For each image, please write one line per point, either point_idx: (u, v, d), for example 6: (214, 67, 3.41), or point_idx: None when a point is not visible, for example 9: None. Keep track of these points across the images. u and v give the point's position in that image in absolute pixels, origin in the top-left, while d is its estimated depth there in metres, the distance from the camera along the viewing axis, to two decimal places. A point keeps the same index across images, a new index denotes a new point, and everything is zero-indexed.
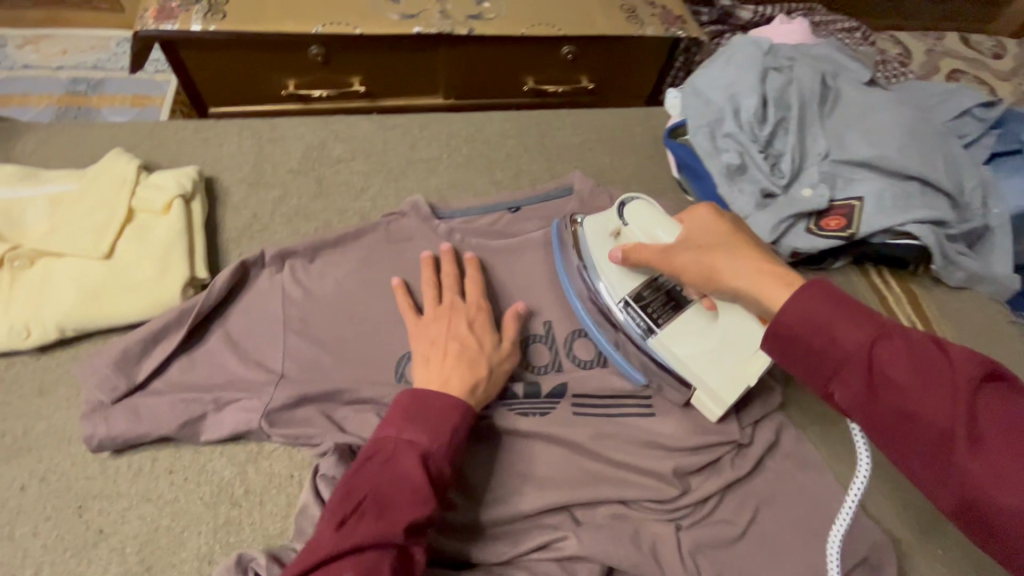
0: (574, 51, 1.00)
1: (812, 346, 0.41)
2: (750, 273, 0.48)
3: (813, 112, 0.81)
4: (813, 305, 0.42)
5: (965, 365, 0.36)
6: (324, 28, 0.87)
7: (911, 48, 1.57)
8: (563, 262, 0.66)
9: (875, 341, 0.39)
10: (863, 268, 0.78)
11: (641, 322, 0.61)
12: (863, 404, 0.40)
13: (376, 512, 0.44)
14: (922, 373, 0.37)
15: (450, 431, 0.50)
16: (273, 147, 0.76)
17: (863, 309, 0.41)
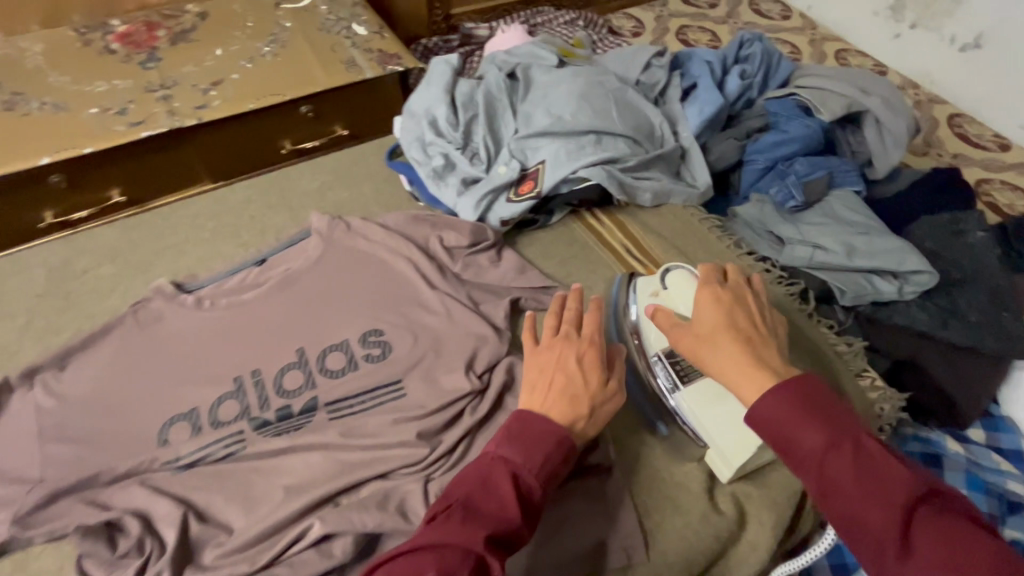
0: (312, 108, 1.11)
1: (780, 441, 0.47)
2: (731, 368, 0.52)
3: (502, 104, 0.96)
4: (784, 406, 0.47)
5: (908, 481, 0.42)
6: (52, 156, 0.94)
7: (643, 18, 1.78)
8: (617, 332, 0.73)
9: (830, 446, 0.45)
10: (579, 214, 0.92)
11: (668, 378, 0.66)
12: (817, 498, 0.45)
13: (465, 515, 0.47)
14: (868, 481, 0.43)
15: (549, 456, 0.52)
16: (14, 279, 0.80)
17: (824, 414, 0.46)
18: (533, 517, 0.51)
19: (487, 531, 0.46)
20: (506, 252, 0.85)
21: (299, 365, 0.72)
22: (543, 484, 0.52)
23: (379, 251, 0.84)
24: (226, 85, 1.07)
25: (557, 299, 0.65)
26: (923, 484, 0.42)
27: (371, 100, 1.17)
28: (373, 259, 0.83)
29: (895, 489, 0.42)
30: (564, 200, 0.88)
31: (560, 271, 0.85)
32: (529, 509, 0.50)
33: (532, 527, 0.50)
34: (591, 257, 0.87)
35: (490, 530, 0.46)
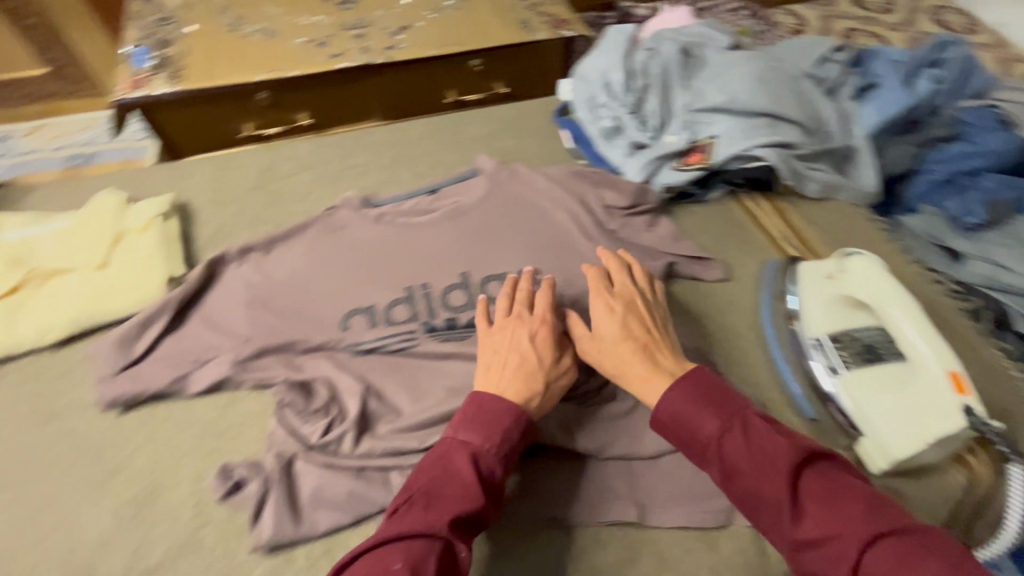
0: (483, 63, 1.17)
1: (685, 434, 0.55)
2: (636, 379, 0.59)
3: (675, 77, 0.96)
4: (684, 401, 0.55)
5: (786, 451, 0.50)
6: (267, 75, 1.06)
7: (807, 16, 1.69)
8: (771, 318, 0.75)
9: (723, 432, 0.53)
10: (738, 196, 0.91)
11: (828, 359, 0.67)
12: (722, 480, 0.52)
13: (425, 503, 0.51)
14: (759, 457, 0.51)
15: (508, 436, 0.56)
16: (232, 174, 0.92)
17: (717, 404, 0.55)
18: (496, 494, 0.54)
19: (449, 516, 0.50)
20: (661, 219, 0.86)
21: (463, 285, 0.77)
22: (503, 461, 0.55)
23: (541, 200, 0.87)
24: (412, 32, 1.15)
25: (508, 282, 0.67)
26: (802, 451, 0.50)
27: (534, 61, 1.21)
28: (534, 205, 0.86)
29: (779, 460, 0.50)
30: (728, 177, 0.88)
31: (714, 246, 0.85)
32: (489, 489, 0.54)
33: (495, 504, 0.54)
34: (745, 238, 0.86)
35: (452, 514, 0.50)
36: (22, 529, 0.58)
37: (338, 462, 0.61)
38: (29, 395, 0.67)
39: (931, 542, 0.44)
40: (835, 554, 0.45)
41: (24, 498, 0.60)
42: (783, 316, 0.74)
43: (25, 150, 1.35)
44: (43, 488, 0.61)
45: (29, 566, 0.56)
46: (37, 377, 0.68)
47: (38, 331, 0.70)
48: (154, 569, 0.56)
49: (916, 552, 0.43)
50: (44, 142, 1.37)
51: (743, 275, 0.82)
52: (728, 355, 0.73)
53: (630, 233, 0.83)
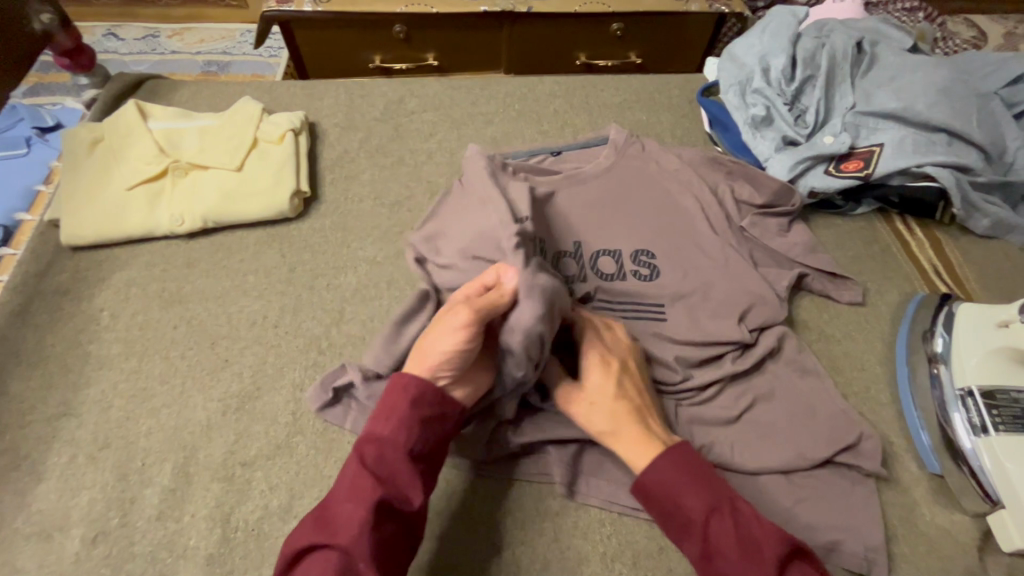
0: (623, 28, 1.10)
1: (668, 506, 0.50)
2: (630, 445, 0.53)
3: (844, 71, 0.86)
4: (668, 471, 0.50)
5: (775, 542, 0.46)
6: (407, 8, 1.04)
7: (987, 29, 1.49)
8: (907, 357, 0.68)
9: (711, 513, 0.48)
10: (888, 216, 0.82)
11: (975, 416, 0.60)
12: (698, 562, 0.48)
13: (325, 506, 0.48)
14: (745, 544, 0.47)
15: (401, 416, 0.50)
16: (361, 101, 0.92)
17: (702, 479, 0.50)
18: (402, 484, 0.48)
19: (338, 518, 0.46)
20: (799, 226, 0.78)
21: (573, 255, 0.73)
22: (398, 442, 0.49)
23: (669, 182, 0.80)
24: None
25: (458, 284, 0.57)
26: (789, 544, 0.47)
27: (677, 34, 1.13)
28: (659, 182, 0.79)
29: (763, 549, 0.46)
30: (886, 193, 0.79)
31: (852, 265, 0.77)
32: (392, 480, 0.48)
33: (397, 492, 0.48)
34: (889, 263, 0.77)
35: (340, 516, 0.46)
36: (139, 399, 0.62)
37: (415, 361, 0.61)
38: (160, 278, 0.71)
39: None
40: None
41: (145, 370, 0.64)
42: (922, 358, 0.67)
43: (169, 49, 1.42)
44: (160, 364, 0.64)
45: (142, 433, 0.60)
46: (168, 262, 0.72)
47: (174, 220, 0.73)
48: (249, 463, 0.58)
49: None
50: (187, 45, 1.43)
51: (880, 304, 0.74)
52: (850, 387, 0.67)
53: (757, 233, 0.76)
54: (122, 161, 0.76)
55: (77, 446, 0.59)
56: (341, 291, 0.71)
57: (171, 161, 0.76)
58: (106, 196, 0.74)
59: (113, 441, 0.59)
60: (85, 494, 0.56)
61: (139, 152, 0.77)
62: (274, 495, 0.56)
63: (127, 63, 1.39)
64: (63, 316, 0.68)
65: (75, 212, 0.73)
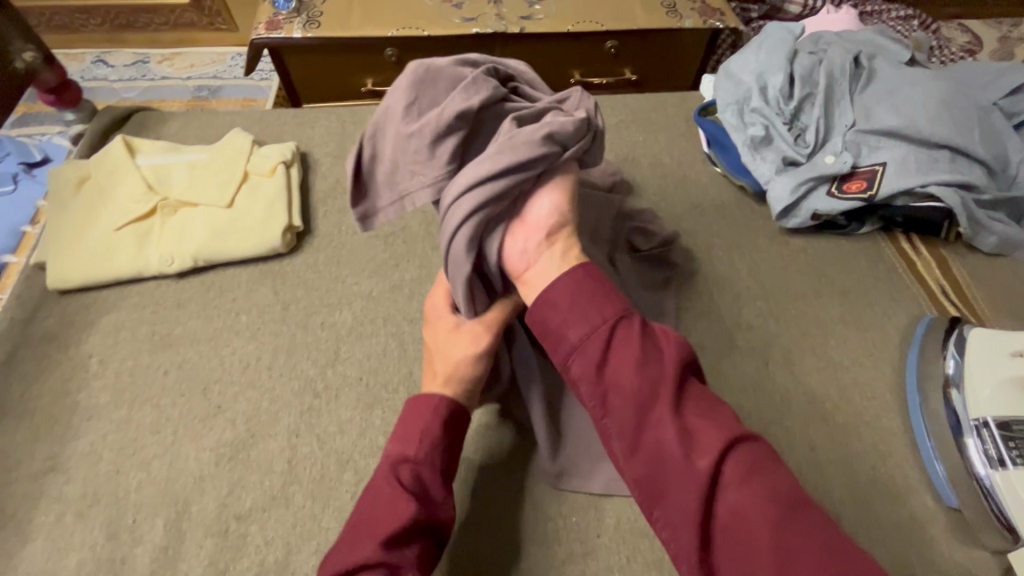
0: (617, 45, 1.09)
1: (574, 315, 0.50)
2: (564, 264, 0.53)
3: (842, 88, 0.84)
4: (579, 284, 0.51)
5: (677, 351, 0.47)
6: (398, 32, 1.03)
7: (983, 35, 1.48)
8: (918, 383, 0.66)
9: (617, 321, 0.49)
10: (892, 235, 0.80)
11: (993, 449, 0.58)
12: (594, 369, 0.47)
13: (356, 532, 0.48)
14: (647, 349, 0.47)
15: (434, 436, 0.52)
16: (354, 128, 0.91)
17: (612, 294, 0.51)
18: (434, 500, 0.50)
19: (379, 539, 0.46)
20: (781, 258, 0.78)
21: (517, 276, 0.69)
22: (431, 462, 0.51)
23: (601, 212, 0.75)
24: (551, 2, 1.08)
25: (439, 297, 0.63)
26: (689, 357, 0.48)
27: (671, 51, 1.12)
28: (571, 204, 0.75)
29: (665, 355, 0.47)
30: (890, 214, 0.77)
31: (857, 288, 0.75)
32: (429, 499, 0.50)
33: (433, 514, 0.50)
34: (895, 285, 0.76)
35: (379, 537, 0.46)
36: (130, 450, 0.60)
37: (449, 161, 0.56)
38: (150, 320, 0.69)
39: (764, 450, 0.43)
40: (689, 454, 0.42)
41: (135, 420, 0.62)
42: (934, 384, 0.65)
43: (159, 75, 1.41)
44: (151, 413, 0.63)
45: (133, 487, 0.58)
46: (158, 303, 0.71)
47: (164, 260, 0.71)
48: (244, 517, 0.56)
49: (766, 454, 0.43)
50: (177, 70, 1.42)
51: (888, 327, 0.72)
52: (860, 416, 0.65)
53: (632, 273, 0.71)
54: (111, 199, 0.75)
55: (65, 503, 0.57)
56: (336, 329, 0.69)
57: (160, 199, 0.75)
58: (93, 236, 0.72)
59: (104, 496, 0.57)
60: (74, 554, 0.54)
61: (127, 190, 0.75)
62: (270, 549, 0.54)
63: (116, 90, 1.38)
64: (50, 364, 0.66)
65: (61, 255, 0.71)
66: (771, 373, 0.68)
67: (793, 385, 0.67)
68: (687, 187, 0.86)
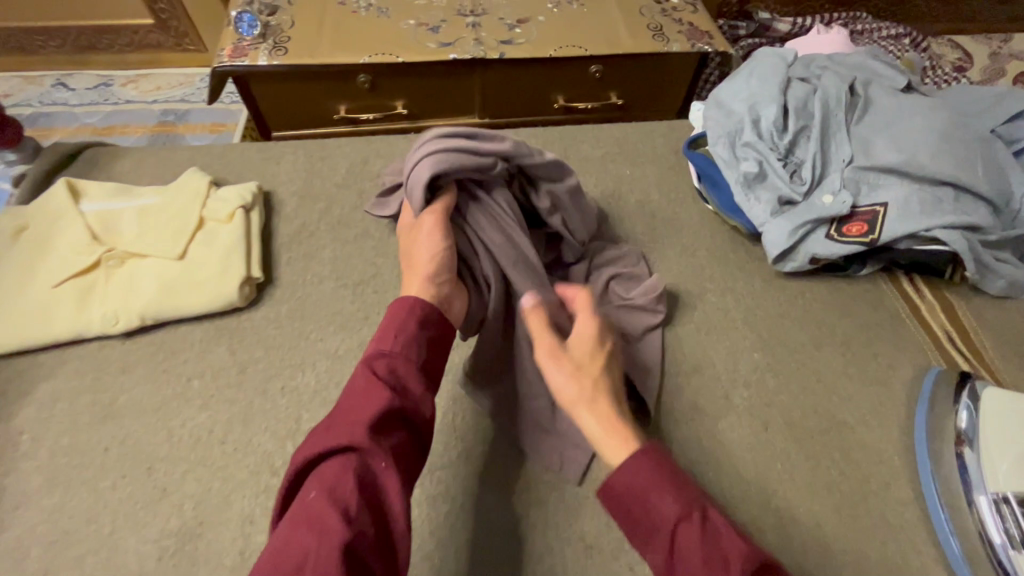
0: (602, 70, 1.04)
1: (634, 509, 0.46)
2: (611, 427, 0.50)
3: (838, 120, 0.80)
4: (638, 472, 0.46)
5: (747, 555, 0.41)
6: (370, 58, 0.97)
7: (973, 51, 1.45)
8: (928, 446, 0.61)
9: (680, 517, 0.44)
10: (894, 276, 0.76)
11: (1012, 526, 0.53)
12: (663, 570, 0.44)
13: (330, 424, 0.47)
14: (711, 552, 0.41)
15: (410, 335, 0.53)
16: (322, 164, 0.85)
17: (678, 482, 0.46)
18: (412, 395, 0.50)
19: (356, 423, 0.46)
20: (776, 306, 0.73)
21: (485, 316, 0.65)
22: (409, 359, 0.52)
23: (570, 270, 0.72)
24: (532, 25, 1.03)
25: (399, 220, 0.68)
26: (763, 561, 0.41)
27: (658, 75, 1.08)
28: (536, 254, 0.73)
29: (732, 560, 0.41)
30: (893, 257, 0.73)
31: (860, 336, 0.71)
32: (405, 392, 0.50)
33: (413, 403, 0.50)
34: (899, 333, 0.71)
35: (358, 422, 0.46)
36: (61, 545, 0.53)
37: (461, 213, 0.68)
38: (91, 389, 0.63)
39: None
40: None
41: (69, 507, 0.55)
42: (946, 446, 0.60)
43: (123, 99, 1.34)
44: (88, 499, 0.56)
45: None
46: (100, 369, 0.64)
47: (107, 319, 0.65)
48: None
49: None
50: (142, 93, 1.36)
51: (893, 381, 0.67)
52: (867, 485, 0.60)
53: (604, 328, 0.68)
54: (50, 252, 0.68)
55: None
56: (298, 394, 0.63)
57: (104, 250, 0.68)
58: (29, 295, 0.66)
59: None
60: None
61: (69, 241, 0.69)
62: None
63: (76, 115, 1.30)
64: None
65: None
66: (771, 436, 0.63)
67: (795, 450, 0.62)
68: (677, 227, 0.81)
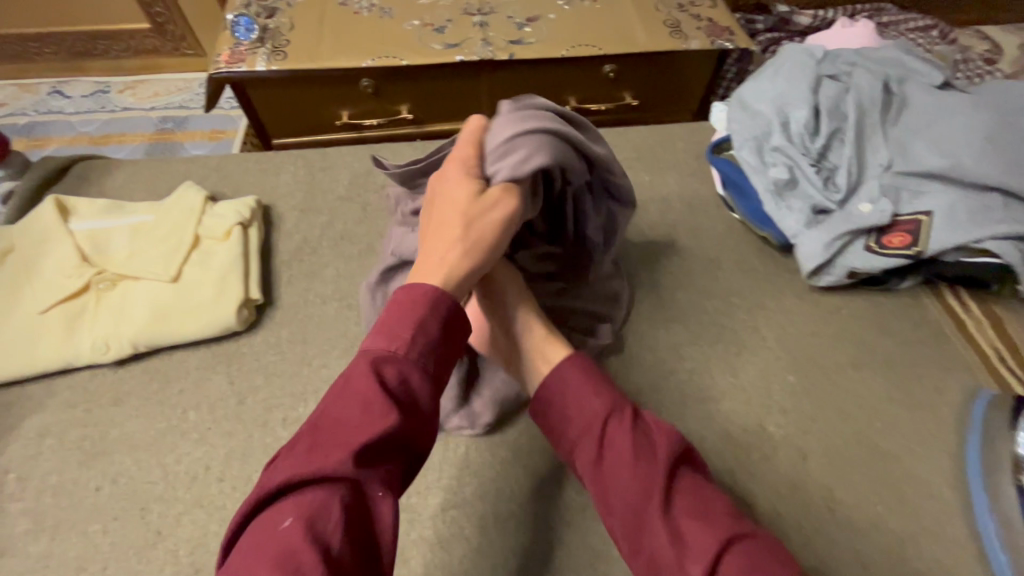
0: (616, 69, 0.99)
1: (567, 409, 0.49)
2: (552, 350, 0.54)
3: (874, 122, 0.75)
4: (571, 378, 0.50)
5: (668, 442, 0.45)
6: (373, 61, 0.92)
7: (1002, 43, 1.38)
8: (985, 478, 0.56)
9: (609, 413, 0.47)
10: (936, 289, 0.71)
11: None
12: (590, 464, 0.46)
13: (319, 439, 0.40)
14: (640, 443, 0.45)
15: (426, 342, 0.45)
16: (324, 175, 0.80)
17: (606, 384, 0.50)
18: (420, 413, 0.43)
19: (352, 449, 0.39)
20: (810, 323, 0.68)
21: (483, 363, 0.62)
22: (420, 370, 0.44)
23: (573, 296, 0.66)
24: (543, 24, 0.98)
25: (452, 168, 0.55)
26: (681, 444, 0.46)
27: (675, 74, 1.02)
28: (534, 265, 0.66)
29: (657, 447, 0.45)
30: (938, 270, 0.67)
31: (903, 355, 0.66)
32: (413, 412, 0.43)
33: (417, 423, 0.43)
34: (945, 352, 0.66)
35: (355, 447, 0.39)
36: None
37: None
38: (81, 423, 0.59)
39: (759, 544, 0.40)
40: (682, 559, 0.40)
41: (55, 554, 0.52)
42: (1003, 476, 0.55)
43: (120, 106, 1.30)
44: (76, 544, 0.52)
45: None
46: (91, 400, 0.61)
47: (97, 347, 0.61)
48: None
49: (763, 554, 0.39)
50: (140, 100, 1.32)
51: (941, 405, 0.62)
52: (918, 521, 0.55)
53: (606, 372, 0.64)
54: (37, 275, 0.65)
55: None
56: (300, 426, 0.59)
57: (94, 273, 0.64)
58: (15, 322, 0.62)
59: None
60: None
61: (57, 262, 0.65)
62: None
63: (73, 123, 1.27)
64: None
65: None
66: (810, 467, 0.58)
67: (837, 483, 0.57)
68: (701, 238, 0.76)
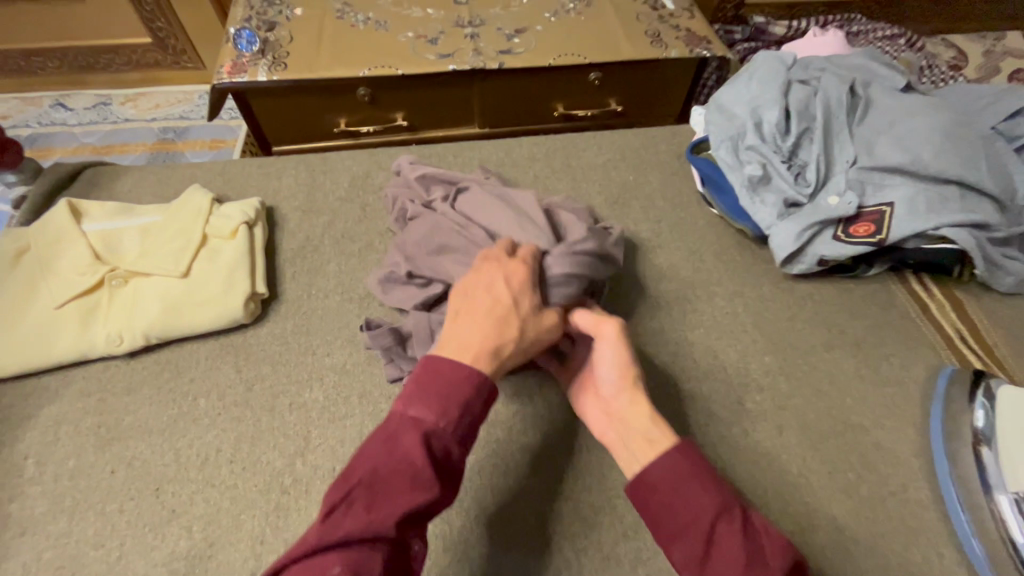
0: (601, 77, 1.05)
1: (670, 501, 0.45)
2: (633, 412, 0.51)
3: (841, 121, 0.80)
4: (677, 465, 0.46)
5: (780, 550, 0.42)
6: (370, 71, 0.97)
7: (966, 50, 1.46)
8: (944, 445, 0.60)
9: (721, 513, 0.43)
10: (902, 276, 0.76)
11: None
12: (694, 564, 0.42)
13: (366, 502, 0.41)
14: (753, 549, 0.41)
15: (469, 415, 0.46)
16: (324, 178, 0.84)
17: (714, 478, 0.45)
18: (456, 478, 0.45)
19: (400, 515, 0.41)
20: (784, 308, 0.73)
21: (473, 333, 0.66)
22: (462, 441, 0.46)
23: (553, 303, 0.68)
24: (531, 35, 1.03)
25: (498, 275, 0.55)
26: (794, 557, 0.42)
27: (657, 81, 1.08)
28: None
29: (771, 558, 0.41)
30: (902, 256, 0.72)
31: (871, 336, 0.70)
32: (450, 481, 0.45)
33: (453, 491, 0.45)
34: (910, 332, 0.71)
35: (404, 512, 0.41)
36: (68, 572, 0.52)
37: (469, 209, 0.69)
38: (96, 410, 0.62)
39: None
40: None
41: (75, 532, 0.54)
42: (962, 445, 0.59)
43: (122, 117, 1.34)
44: (94, 523, 0.55)
45: None
46: (105, 390, 0.64)
47: (111, 339, 0.64)
48: None
49: None
50: (141, 112, 1.36)
51: (907, 381, 0.67)
52: (886, 487, 0.59)
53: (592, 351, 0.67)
54: (52, 273, 0.68)
55: None
56: (306, 411, 0.62)
57: (107, 270, 0.68)
58: (31, 317, 0.65)
59: None
60: None
61: (72, 261, 0.68)
62: None
63: (75, 135, 1.30)
64: None
65: None
66: (786, 440, 0.62)
67: (811, 454, 0.61)
68: (683, 232, 0.81)
